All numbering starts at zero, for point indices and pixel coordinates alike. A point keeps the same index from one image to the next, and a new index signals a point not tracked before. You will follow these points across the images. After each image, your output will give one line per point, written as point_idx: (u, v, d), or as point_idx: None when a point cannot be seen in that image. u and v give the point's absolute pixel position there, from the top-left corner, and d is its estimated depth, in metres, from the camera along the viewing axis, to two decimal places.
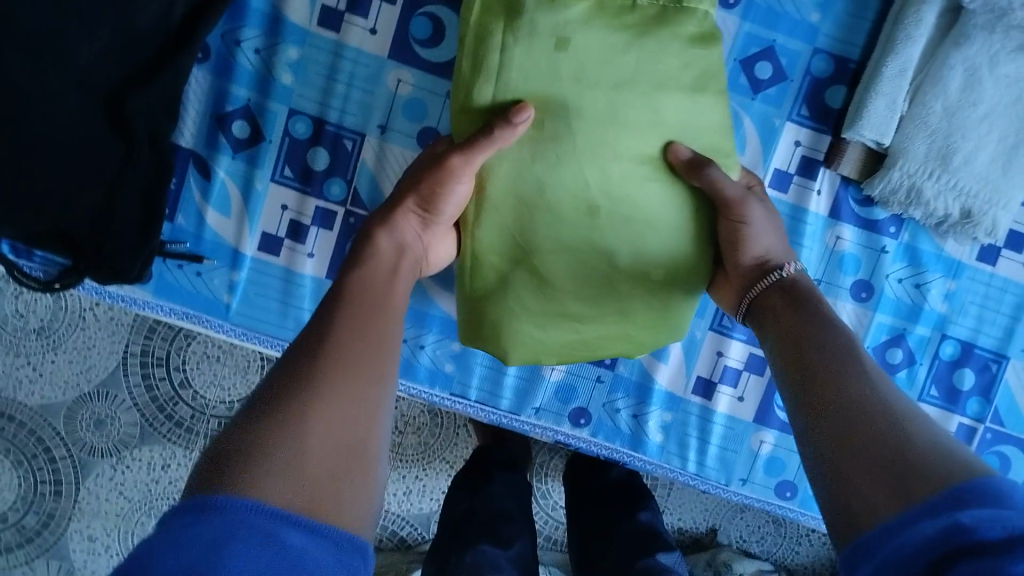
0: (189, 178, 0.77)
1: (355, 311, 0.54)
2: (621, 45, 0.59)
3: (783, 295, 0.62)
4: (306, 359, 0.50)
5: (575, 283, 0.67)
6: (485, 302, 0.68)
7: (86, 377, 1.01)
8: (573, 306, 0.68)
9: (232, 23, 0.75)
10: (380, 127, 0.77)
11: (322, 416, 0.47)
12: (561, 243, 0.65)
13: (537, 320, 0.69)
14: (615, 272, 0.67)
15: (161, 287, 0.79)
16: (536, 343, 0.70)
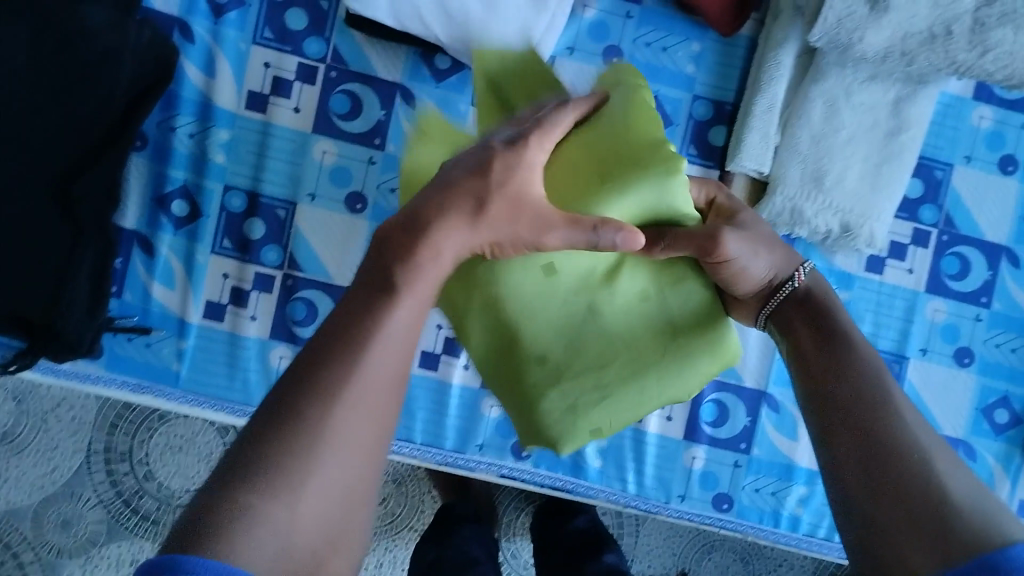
0: (134, 257, 0.83)
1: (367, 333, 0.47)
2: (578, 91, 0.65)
3: (803, 308, 0.59)
4: (310, 394, 0.45)
5: (573, 347, 0.59)
6: (510, 405, 0.62)
7: (51, 478, 1.04)
8: (592, 376, 0.59)
9: (167, 113, 0.83)
10: (311, 194, 0.84)
11: (325, 472, 0.44)
12: (527, 299, 0.58)
13: (565, 402, 0.60)
14: (608, 316, 0.59)
15: (112, 361, 0.83)
16: (575, 434, 0.61)
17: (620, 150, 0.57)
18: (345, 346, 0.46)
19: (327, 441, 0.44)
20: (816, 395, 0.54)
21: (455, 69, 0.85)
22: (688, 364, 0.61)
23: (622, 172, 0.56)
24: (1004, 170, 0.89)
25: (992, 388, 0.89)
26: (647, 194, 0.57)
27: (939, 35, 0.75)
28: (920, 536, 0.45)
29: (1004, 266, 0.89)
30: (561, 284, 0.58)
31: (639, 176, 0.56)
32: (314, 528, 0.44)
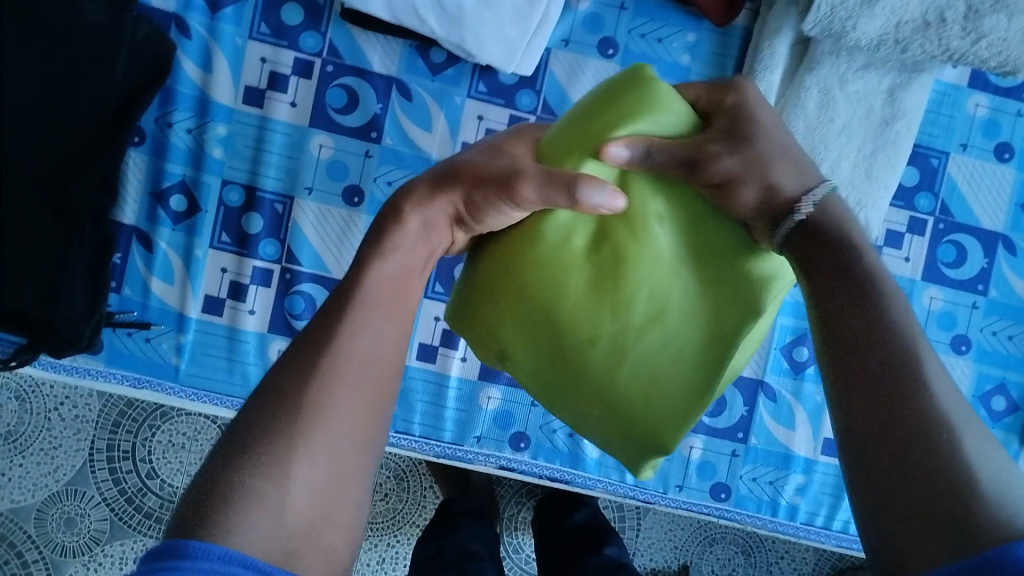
0: (133, 252, 0.84)
1: (343, 328, 0.49)
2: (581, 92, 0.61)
3: (822, 233, 0.50)
4: (295, 376, 0.47)
5: (615, 314, 0.55)
6: (587, 396, 0.59)
7: (54, 477, 1.04)
8: (651, 333, 0.56)
9: (164, 108, 0.83)
10: (308, 189, 0.85)
11: (314, 453, 0.45)
12: (550, 275, 0.55)
13: (644, 376, 0.57)
14: (637, 268, 0.54)
15: (113, 356, 0.84)
16: (664, 405, 0.58)
17: (602, 91, 0.55)
18: (327, 335, 0.49)
19: (309, 421, 0.46)
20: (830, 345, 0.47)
21: (450, 63, 0.86)
22: (745, 302, 0.56)
23: (604, 105, 0.54)
24: (1000, 158, 0.89)
25: (989, 376, 0.90)
26: (636, 113, 0.53)
27: (932, 22, 0.75)
28: (934, 522, 0.39)
29: (1000, 253, 0.89)
30: (577, 251, 0.55)
31: (622, 101, 0.53)
32: (302, 505, 0.45)
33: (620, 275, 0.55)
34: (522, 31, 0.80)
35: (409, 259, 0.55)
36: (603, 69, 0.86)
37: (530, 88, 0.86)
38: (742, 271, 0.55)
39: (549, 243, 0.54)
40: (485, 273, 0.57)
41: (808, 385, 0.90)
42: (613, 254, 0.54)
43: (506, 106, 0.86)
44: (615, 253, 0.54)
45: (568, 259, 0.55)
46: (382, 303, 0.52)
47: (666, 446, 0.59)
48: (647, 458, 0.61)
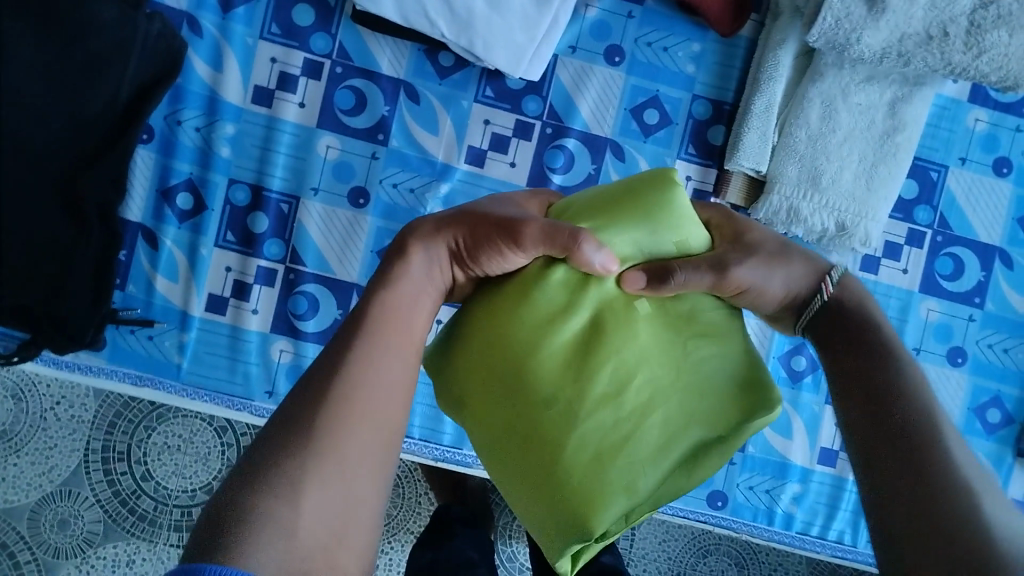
0: (138, 249, 0.84)
1: (361, 349, 0.49)
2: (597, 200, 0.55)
3: (842, 321, 0.52)
4: (310, 401, 0.47)
5: (586, 378, 0.49)
6: (526, 477, 0.50)
7: (48, 477, 1.04)
8: (611, 404, 0.49)
9: (173, 106, 0.84)
10: (314, 190, 0.85)
11: (326, 477, 0.45)
12: (529, 329, 0.50)
13: (589, 452, 0.49)
14: (620, 338, 0.50)
15: (115, 354, 0.84)
16: (606, 488, 0.48)
17: (625, 188, 0.53)
18: (343, 358, 0.48)
19: (327, 442, 0.46)
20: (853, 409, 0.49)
21: (458, 67, 0.86)
22: (722, 392, 0.50)
23: (627, 205, 0.52)
24: (999, 173, 0.90)
25: (984, 388, 0.90)
26: (654, 230, 0.51)
27: (935, 36, 0.76)
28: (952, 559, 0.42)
29: (997, 266, 0.90)
30: (555, 310, 0.50)
31: (644, 213, 0.52)
32: (315, 526, 0.44)
33: (601, 339, 0.50)
34: (530, 37, 0.80)
35: (416, 288, 0.52)
36: (609, 77, 0.87)
37: (537, 94, 0.87)
38: (727, 357, 0.51)
39: (535, 297, 0.50)
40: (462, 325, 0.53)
41: (806, 395, 0.90)
42: (591, 322, 0.51)
43: (512, 112, 0.87)
44: (597, 322, 0.50)
45: (549, 314, 0.50)
46: (395, 326, 0.51)
47: (586, 535, 0.48)
48: (562, 552, 0.49)
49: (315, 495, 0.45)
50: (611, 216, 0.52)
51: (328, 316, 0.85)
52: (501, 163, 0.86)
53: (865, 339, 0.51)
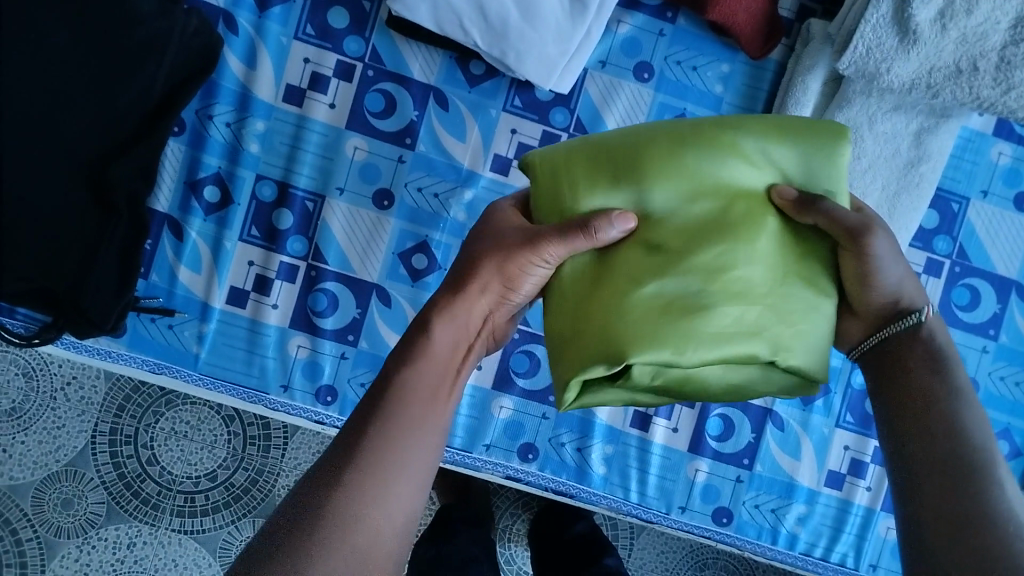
0: (163, 239, 0.85)
1: (381, 435, 0.54)
2: (782, 130, 0.55)
3: (919, 346, 0.59)
4: (358, 429, 0.55)
5: (691, 253, 0.53)
6: (582, 315, 0.54)
7: (55, 457, 1.05)
8: (703, 277, 0.52)
9: (205, 101, 0.85)
10: (339, 190, 0.86)
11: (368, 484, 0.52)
12: (667, 190, 0.53)
13: (661, 302, 0.52)
14: (737, 239, 0.53)
15: (135, 341, 0.85)
16: (659, 334, 0.51)
17: (814, 118, 0.56)
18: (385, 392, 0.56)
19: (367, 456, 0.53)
20: (902, 416, 0.58)
21: (488, 76, 0.87)
22: (810, 345, 0.54)
23: (799, 136, 0.55)
24: (1020, 207, 0.91)
25: (994, 420, 0.91)
26: (811, 170, 0.55)
27: (965, 70, 0.77)
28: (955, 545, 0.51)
29: (1014, 300, 0.91)
30: (700, 182, 0.54)
31: (809, 147, 0.55)
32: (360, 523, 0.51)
33: (720, 226, 0.53)
34: (562, 50, 0.81)
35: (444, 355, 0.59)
36: (637, 92, 0.87)
37: (565, 106, 0.87)
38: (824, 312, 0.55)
39: (683, 160, 0.54)
40: (593, 153, 0.56)
41: (816, 417, 0.91)
42: (718, 215, 0.53)
43: (539, 122, 0.87)
44: (722, 217, 0.53)
45: (691, 187, 0.53)
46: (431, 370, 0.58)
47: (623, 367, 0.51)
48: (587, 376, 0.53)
49: (354, 527, 0.51)
50: (778, 137, 0.55)
51: (348, 314, 0.86)
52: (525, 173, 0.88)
53: (937, 362, 0.58)
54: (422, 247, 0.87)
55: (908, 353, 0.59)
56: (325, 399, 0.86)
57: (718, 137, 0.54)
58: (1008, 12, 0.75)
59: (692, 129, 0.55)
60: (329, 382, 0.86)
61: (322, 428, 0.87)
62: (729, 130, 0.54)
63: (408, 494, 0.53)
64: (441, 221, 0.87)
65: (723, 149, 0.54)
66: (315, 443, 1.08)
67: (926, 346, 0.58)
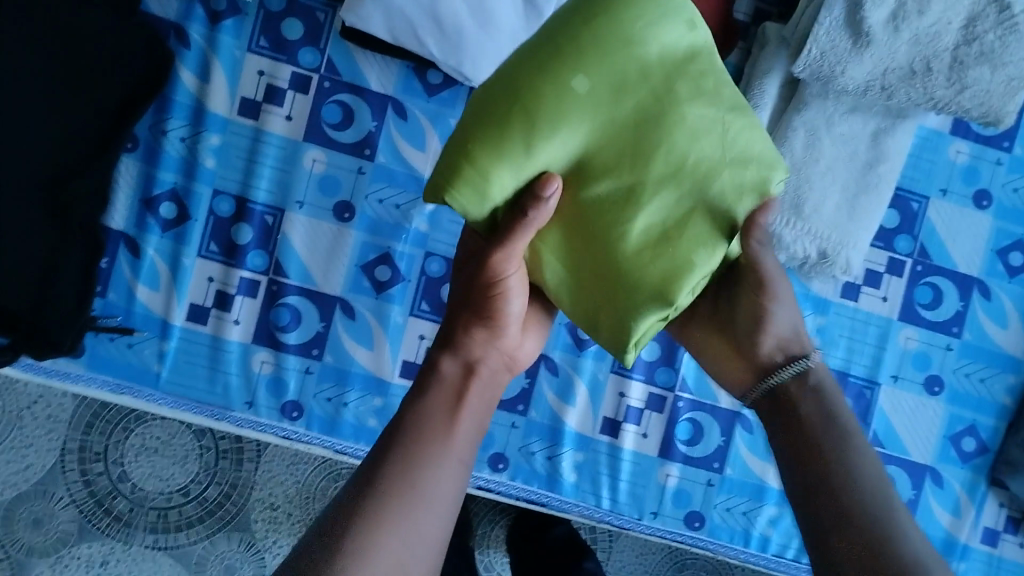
0: (120, 257, 0.84)
1: (406, 464, 0.52)
2: (643, 12, 0.52)
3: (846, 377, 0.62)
4: (384, 455, 0.53)
5: (643, 166, 0.53)
6: (583, 273, 0.56)
7: (24, 476, 1.03)
8: (671, 183, 0.53)
9: (159, 116, 0.84)
10: (299, 203, 0.85)
11: (399, 512, 0.50)
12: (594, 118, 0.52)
13: (654, 225, 0.54)
14: (669, 122, 0.53)
15: (94, 360, 0.83)
16: (672, 255, 0.55)
17: None
18: (415, 423, 0.54)
19: (394, 482, 0.51)
20: (791, 446, 0.60)
21: (446, 84, 0.87)
22: None
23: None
24: (978, 206, 0.91)
25: (960, 417, 0.92)
26: (670, 4, 0.53)
27: (918, 71, 0.77)
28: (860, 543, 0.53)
29: (975, 297, 0.92)
30: (610, 109, 0.52)
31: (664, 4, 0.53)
32: (390, 552, 0.49)
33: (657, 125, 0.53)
34: None
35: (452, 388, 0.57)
36: None
37: None
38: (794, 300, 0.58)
39: (576, 84, 0.50)
40: (484, 127, 0.50)
41: None
42: (637, 108, 0.52)
43: None
44: (641, 108, 0.52)
45: (605, 112, 0.52)
46: (445, 399, 0.56)
47: (668, 301, 0.55)
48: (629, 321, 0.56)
49: (386, 553, 0.49)
50: (623, 1, 0.52)
51: (311, 328, 0.85)
52: None
53: (828, 408, 0.60)
54: (385, 258, 0.86)
55: (796, 404, 0.61)
56: (291, 415, 0.85)
57: (582, 42, 0.51)
58: (959, 12, 0.76)
59: (554, 50, 0.51)
60: (295, 398, 0.85)
61: (290, 445, 0.86)
62: (599, 31, 0.51)
63: (435, 525, 0.51)
64: (404, 231, 0.86)
65: (610, 61, 0.51)
66: (288, 456, 1.07)
67: (817, 389, 0.62)
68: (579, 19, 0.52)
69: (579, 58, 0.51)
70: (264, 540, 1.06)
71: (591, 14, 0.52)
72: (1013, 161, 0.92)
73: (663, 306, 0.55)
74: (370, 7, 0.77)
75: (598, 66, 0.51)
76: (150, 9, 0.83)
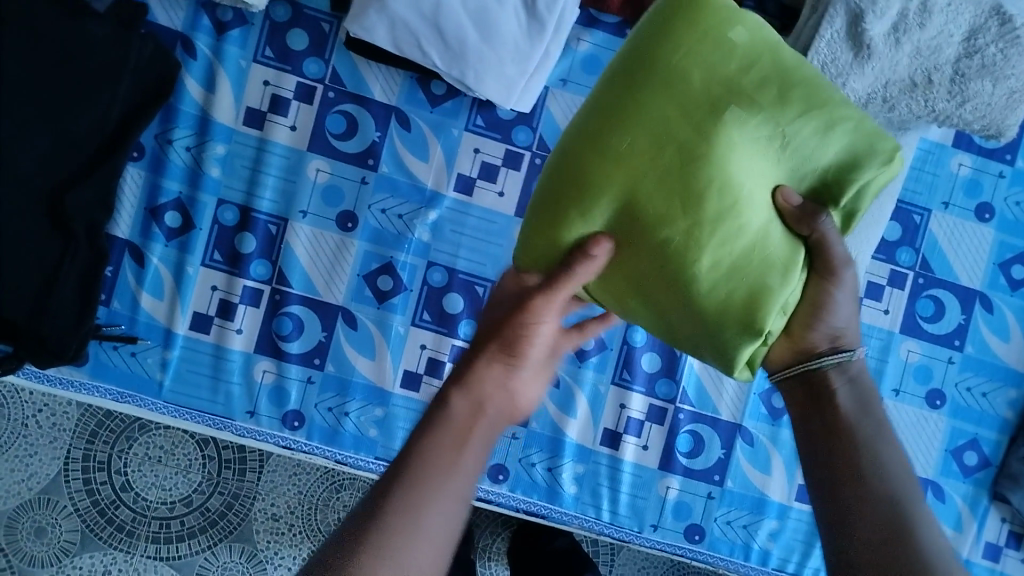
0: (124, 266, 0.84)
1: (409, 492, 0.51)
2: (688, 52, 0.53)
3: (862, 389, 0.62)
4: (390, 481, 0.52)
5: (699, 199, 0.53)
6: (665, 311, 0.56)
7: (28, 484, 1.03)
8: (731, 216, 0.53)
9: (165, 125, 0.84)
10: (302, 212, 0.85)
11: (397, 542, 0.49)
12: (644, 167, 0.53)
13: (726, 260, 0.54)
14: (717, 153, 0.53)
15: (97, 368, 0.84)
16: (750, 283, 0.54)
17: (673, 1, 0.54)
18: (425, 449, 0.53)
19: (396, 509, 0.50)
20: (821, 428, 0.61)
21: (449, 96, 0.87)
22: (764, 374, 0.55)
23: (676, 29, 0.53)
24: (980, 218, 0.91)
25: (962, 431, 0.92)
26: (710, 29, 0.53)
27: (920, 83, 0.77)
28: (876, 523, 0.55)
29: (977, 310, 0.91)
30: (659, 156, 0.53)
31: (708, 32, 0.53)
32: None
33: (703, 159, 0.52)
34: (521, 70, 0.81)
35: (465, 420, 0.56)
36: None
37: (526, 125, 0.88)
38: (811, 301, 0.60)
39: (616, 144, 0.53)
40: (546, 208, 0.55)
41: (786, 432, 0.92)
42: (684, 149, 0.53)
43: (502, 142, 0.87)
44: (687, 145, 0.53)
45: (656, 160, 0.53)
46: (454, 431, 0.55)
47: (757, 331, 0.54)
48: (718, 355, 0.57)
49: None
50: (669, 43, 0.53)
51: (313, 337, 0.86)
52: (489, 191, 0.87)
53: (864, 403, 0.61)
54: (387, 268, 0.86)
55: (832, 394, 0.62)
56: (292, 424, 0.86)
57: (621, 100, 0.53)
58: (960, 25, 0.76)
59: (599, 114, 0.54)
60: (296, 407, 0.86)
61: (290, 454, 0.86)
62: (642, 85, 0.53)
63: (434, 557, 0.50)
64: (406, 242, 0.87)
65: (653, 111, 0.53)
66: (290, 465, 1.06)
67: (847, 383, 0.62)
68: (623, 77, 0.54)
69: (623, 117, 0.53)
70: (267, 551, 1.06)
71: (636, 66, 0.54)
72: (1015, 174, 0.92)
73: (756, 339, 0.55)
74: (373, 18, 0.77)
75: (643, 118, 0.53)
76: (156, 19, 0.84)
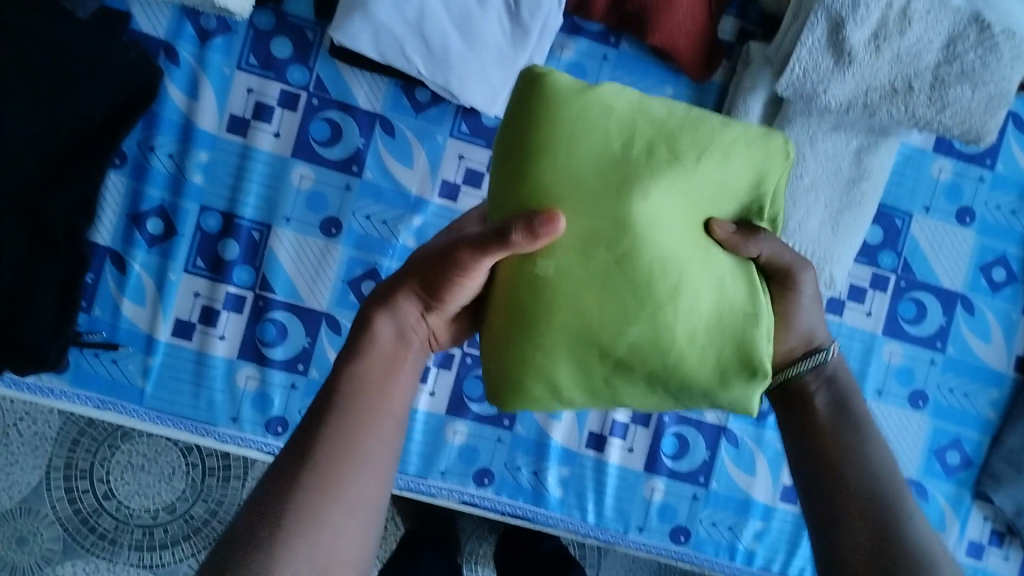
0: (106, 272, 0.83)
1: (342, 428, 0.49)
2: (579, 166, 0.48)
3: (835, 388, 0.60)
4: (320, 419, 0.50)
5: (650, 277, 0.48)
6: (660, 397, 0.53)
7: (8, 493, 1.02)
8: (680, 293, 0.49)
9: (148, 131, 0.84)
10: (286, 218, 0.85)
11: (346, 476, 0.48)
12: (575, 287, 0.49)
13: (696, 335, 0.50)
14: (641, 218, 0.48)
15: (79, 376, 0.83)
16: (729, 346, 0.51)
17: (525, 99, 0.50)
18: (352, 382, 0.51)
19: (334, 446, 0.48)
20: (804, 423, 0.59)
21: (434, 103, 0.87)
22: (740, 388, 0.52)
23: (545, 118, 0.49)
24: (961, 222, 0.92)
25: (944, 431, 0.92)
26: (571, 114, 0.49)
27: (900, 89, 0.78)
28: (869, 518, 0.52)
29: (959, 312, 0.92)
30: (586, 260, 0.49)
31: (579, 121, 0.49)
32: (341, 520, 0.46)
33: (632, 236, 0.48)
34: (505, 77, 0.81)
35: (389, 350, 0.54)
36: None
37: None
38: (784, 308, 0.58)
39: (541, 274, 0.49)
40: (497, 356, 0.52)
41: (769, 433, 0.92)
42: (611, 249, 0.48)
43: (487, 148, 0.88)
44: (612, 244, 0.48)
45: (596, 276, 0.49)
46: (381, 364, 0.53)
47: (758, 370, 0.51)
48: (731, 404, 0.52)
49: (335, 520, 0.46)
50: (543, 157, 0.48)
51: (298, 343, 0.85)
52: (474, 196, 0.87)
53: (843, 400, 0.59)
54: (372, 274, 0.86)
55: (810, 396, 0.60)
56: (276, 430, 0.85)
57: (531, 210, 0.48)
58: (939, 32, 0.77)
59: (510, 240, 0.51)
60: (280, 413, 0.85)
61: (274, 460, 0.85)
62: (548, 191, 0.48)
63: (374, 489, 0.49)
64: (390, 247, 0.86)
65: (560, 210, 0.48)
66: None
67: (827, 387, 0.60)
68: (515, 195, 0.49)
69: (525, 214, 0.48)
70: None
71: (520, 172, 0.49)
72: (995, 178, 0.92)
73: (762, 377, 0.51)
74: (358, 24, 0.77)
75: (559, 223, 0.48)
76: (138, 26, 0.83)
